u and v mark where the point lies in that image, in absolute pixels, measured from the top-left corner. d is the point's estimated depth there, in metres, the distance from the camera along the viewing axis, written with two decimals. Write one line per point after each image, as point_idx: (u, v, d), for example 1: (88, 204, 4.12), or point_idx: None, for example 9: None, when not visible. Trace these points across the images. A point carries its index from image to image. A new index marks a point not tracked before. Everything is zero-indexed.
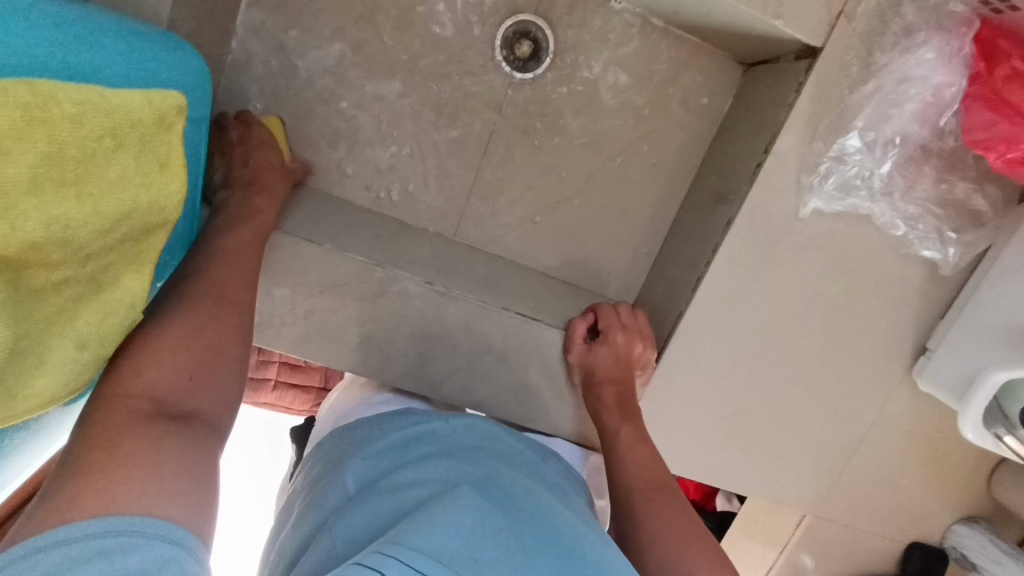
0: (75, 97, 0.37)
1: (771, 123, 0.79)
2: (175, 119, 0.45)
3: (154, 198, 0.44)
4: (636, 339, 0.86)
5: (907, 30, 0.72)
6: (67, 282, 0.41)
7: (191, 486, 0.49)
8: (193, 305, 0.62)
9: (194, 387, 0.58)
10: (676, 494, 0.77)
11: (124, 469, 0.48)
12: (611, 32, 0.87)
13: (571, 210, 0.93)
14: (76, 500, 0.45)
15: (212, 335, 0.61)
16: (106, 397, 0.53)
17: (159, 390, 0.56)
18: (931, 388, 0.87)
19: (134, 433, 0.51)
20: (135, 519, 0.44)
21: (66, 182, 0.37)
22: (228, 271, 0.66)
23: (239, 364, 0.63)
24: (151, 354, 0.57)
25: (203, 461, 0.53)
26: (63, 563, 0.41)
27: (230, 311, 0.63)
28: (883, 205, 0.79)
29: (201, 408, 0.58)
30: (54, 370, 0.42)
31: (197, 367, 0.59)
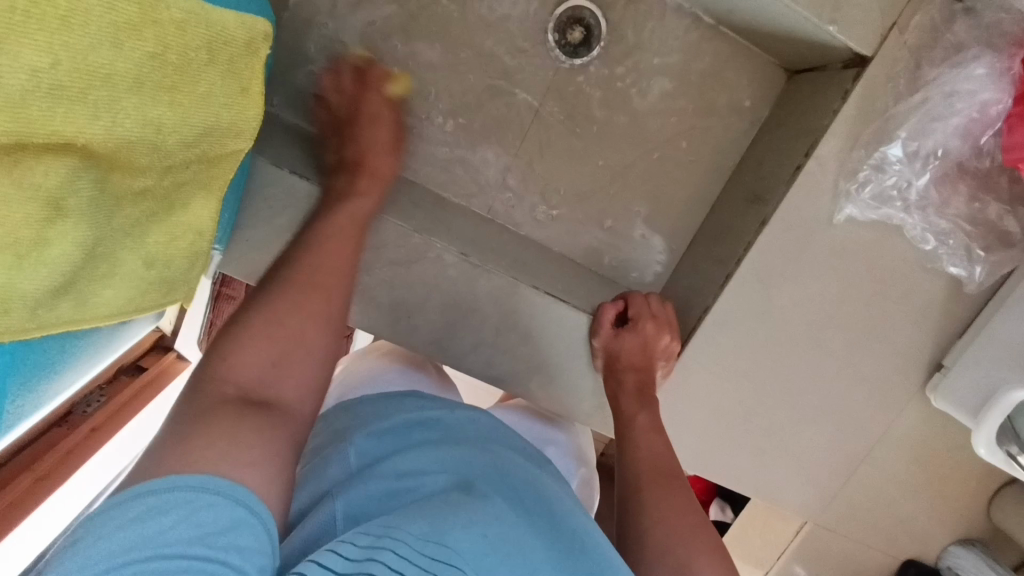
0: (183, 5, 0.38)
1: (814, 128, 0.80)
2: (262, 47, 0.44)
3: (235, 119, 0.44)
4: (665, 330, 0.87)
5: (957, 46, 0.75)
6: (145, 193, 0.42)
7: (264, 459, 0.50)
8: (279, 293, 0.61)
9: (278, 373, 0.57)
10: (685, 484, 0.77)
11: (203, 435, 0.49)
12: (664, 26, 0.88)
13: (605, 198, 0.94)
14: (164, 463, 0.47)
15: (298, 321, 0.60)
16: (197, 380, 0.54)
17: (246, 375, 0.55)
18: (945, 405, 0.87)
19: (216, 413, 0.51)
20: (207, 479, 0.46)
21: (164, 87, 0.38)
22: (320, 261, 0.65)
23: (324, 353, 0.60)
24: (237, 340, 0.57)
25: (279, 442, 0.52)
26: (140, 517, 0.43)
27: (316, 295, 0.62)
28: (916, 217, 0.81)
29: (286, 396, 0.56)
30: (120, 280, 0.43)
31: (282, 354, 0.58)
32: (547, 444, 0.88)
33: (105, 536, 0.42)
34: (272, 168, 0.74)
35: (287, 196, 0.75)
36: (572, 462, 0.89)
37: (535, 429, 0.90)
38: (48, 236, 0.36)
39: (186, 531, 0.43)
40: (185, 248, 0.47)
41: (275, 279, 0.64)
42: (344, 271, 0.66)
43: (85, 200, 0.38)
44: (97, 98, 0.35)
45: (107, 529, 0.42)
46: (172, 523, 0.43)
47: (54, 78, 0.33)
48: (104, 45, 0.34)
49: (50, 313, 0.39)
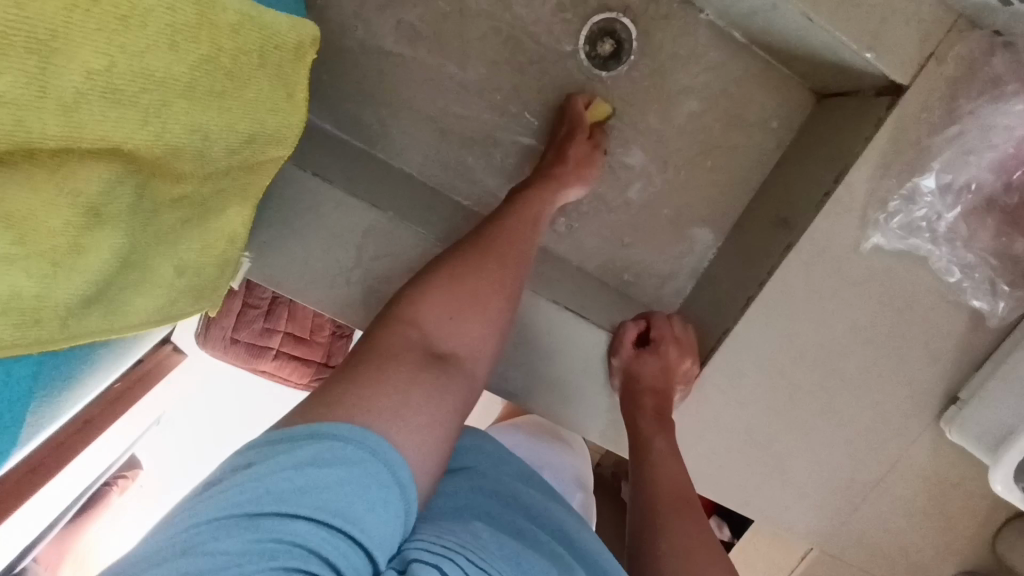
0: (240, 8, 0.39)
1: (845, 154, 0.79)
2: (309, 53, 0.45)
3: (278, 126, 0.45)
4: (684, 353, 0.86)
5: (995, 80, 0.74)
6: (182, 201, 0.43)
7: (427, 432, 0.55)
8: (459, 261, 0.69)
9: (455, 324, 0.66)
10: (700, 510, 0.77)
11: (390, 381, 0.57)
12: (696, 44, 0.87)
13: (626, 213, 0.93)
14: (345, 405, 0.53)
15: (477, 284, 0.68)
16: (389, 319, 0.65)
17: (433, 326, 0.65)
18: (962, 439, 0.86)
19: (405, 358, 0.60)
20: (364, 434, 0.51)
21: (214, 92, 0.39)
22: (487, 236, 0.73)
23: (492, 317, 0.68)
24: (426, 292, 0.67)
25: (438, 404, 0.58)
26: (302, 463, 0.47)
27: (488, 268, 0.70)
28: (943, 249, 0.81)
29: (460, 349, 0.65)
30: (154, 285, 0.45)
31: (461, 311, 0.67)
32: (545, 467, 0.87)
33: (270, 474, 0.46)
34: (296, 170, 0.72)
35: (308, 198, 0.73)
36: (574, 484, 0.88)
37: (535, 450, 0.89)
38: (84, 241, 0.37)
39: (337, 489, 0.47)
40: (213, 254, 0.49)
41: (456, 250, 0.71)
42: (521, 252, 0.74)
43: (126, 208, 0.39)
44: (148, 102, 0.35)
45: (273, 469, 0.47)
46: (327, 477, 0.47)
47: (108, 80, 0.33)
48: (161, 47, 0.35)
49: (87, 315, 0.40)
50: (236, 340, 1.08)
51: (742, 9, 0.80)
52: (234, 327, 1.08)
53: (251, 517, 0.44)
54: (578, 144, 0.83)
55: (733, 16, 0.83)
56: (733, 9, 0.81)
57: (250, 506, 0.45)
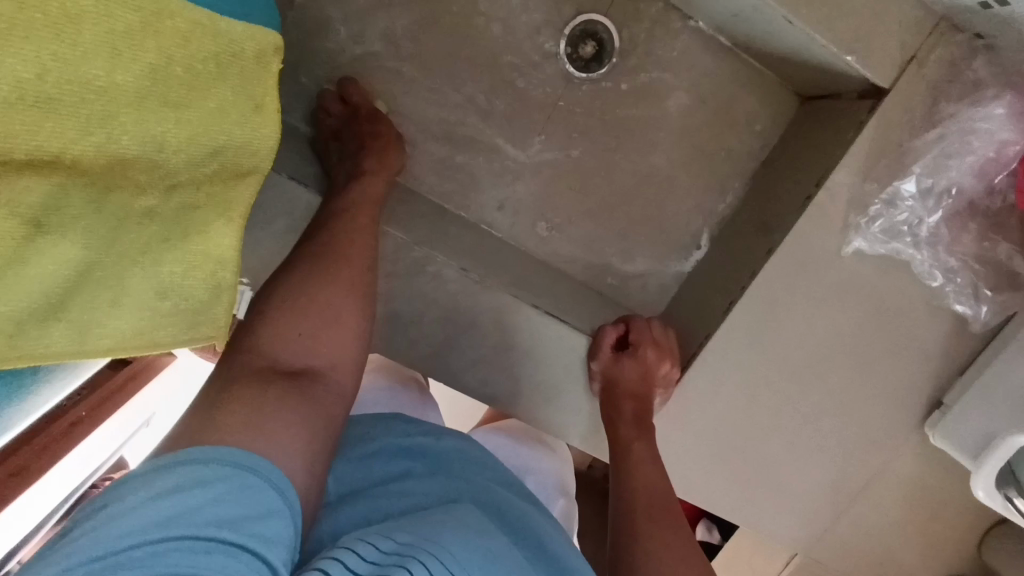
0: (189, 14, 0.39)
1: (826, 157, 0.79)
2: (275, 61, 0.46)
3: (247, 137, 0.45)
4: (664, 357, 0.86)
5: (975, 83, 0.74)
6: (152, 216, 0.43)
7: (289, 437, 0.55)
8: (304, 272, 0.67)
9: (308, 343, 0.63)
10: (679, 516, 0.76)
11: (234, 404, 0.55)
12: (680, 45, 0.87)
13: (608, 216, 0.92)
14: (203, 433, 0.52)
15: (324, 292, 0.66)
16: (233, 350, 0.62)
17: (277, 343, 0.62)
18: (945, 444, 0.85)
19: (245, 382, 0.57)
20: (255, 458, 0.51)
21: (167, 101, 0.39)
22: (333, 236, 0.70)
23: (348, 323, 0.66)
24: (272, 314, 0.64)
25: (298, 413, 0.57)
26: (199, 491, 0.47)
27: (339, 274, 0.67)
28: (925, 253, 0.80)
29: (315, 365, 0.63)
30: (125, 304, 0.44)
31: (315, 328, 0.64)
32: (529, 472, 0.87)
33: (163, 502, 0.45)
34: (270, 172, 0.72)
35: (284, 202, 0.73)
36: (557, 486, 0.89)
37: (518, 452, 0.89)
38: (26, 253, 0.37)
39: (224, 510, 0.47)
40: (203, 278, 0.48)
41: (304, 261, 0.68)
42: (369, 248, 0.71)
43: (83, 220, 0.39)
44: (92, 112, 0.35)
45: (166, 496, 0.46)
46: (230, 502, 0.47)
47: (44, 88, 0.33)
48: (103, 55, 0.35)
49: (44, 331, 0.40)
50: None
51: (724, 12, 0.79)
52: None
53: (147, 548, 0.43)
54: (378, 127, 0.80)
55: (715, 18, 0.82)
56: (715, 12, 0.80)
57: (145, 538, 0.43)
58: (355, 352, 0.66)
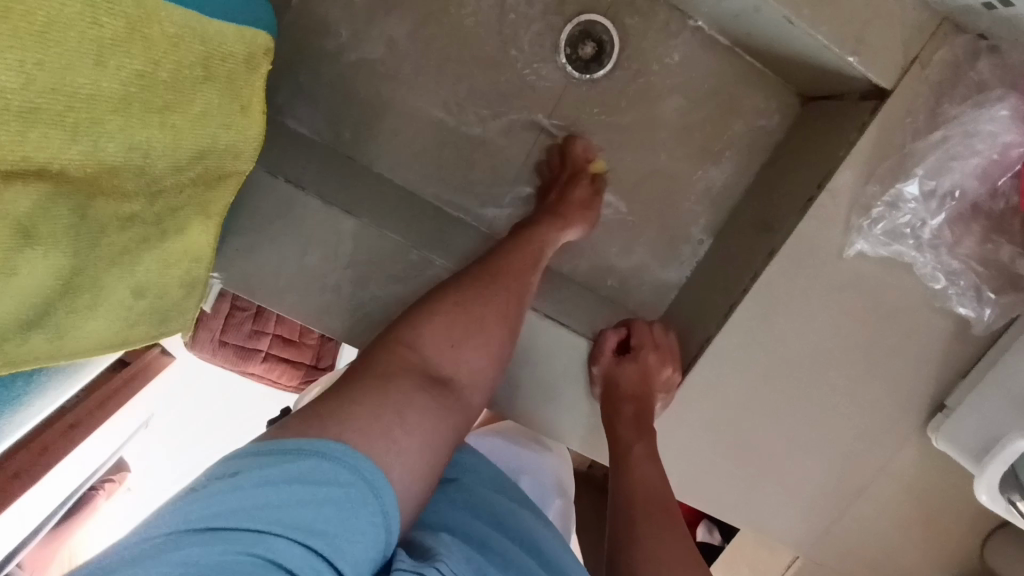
0: (178, 20, 0.39)
1: (828, 159, 0.78)
2: (263, 64, 0.46)
3: (232, 140, 0.46)
4: (665, 360, 0.86)
5: (979, 84, 0.73)
6: (133, 219, 0.44)
7: (418, 453, 0.58)
8: (464, 286, 0.71)
9: (454, 351, 0.68)
10: (677, 516, 0.75)
11: (383, 402, 0.58)
12: (679, 46, 0.86)
13: (608, 218, 0.92)
14: (349, 417, 0.56)
15: (482, 309, 0.70)
16: (392, 342, 0.66)
17: (433, 351, 0.67)
18: (947, 447, 0.84)
19: (398, 377, 0.62)
20: (356, 457, 0.53)
21: (153, 107, 0.39)
22: (497, 262, 0.74)
23: (494, 348, 0.70)
24: (429, 317, 0.68)
25: (430, 428, 0.60)
26: (273, 481, 0.50)
27: (492, 293, 0.71)
28: (928, 255, 0.80)
29: (457, 378, 0.67)
30: (108, 305, 0.46)
31: (462, 339, 0.68)
32: (524, 474, 0.87)
33: (238, 489, 0.48)
34: (268, 176, 0.71)
35: (281, 205, 0.72)
36: (554, 488, 0.89)
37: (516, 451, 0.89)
38: (15, 263, 0.38)
39: (275, 502, 0.49)
40: (179, 276, 0.50)
41: (461, 275, 0.73)
42: (523, 281, 0.74)
43: (66, 227, 0.40)
44: (77, 120, 0.36)
45: (245, 483, 0.49)
46: (284, 492, 0.49)
47: (27, 98, 0.34)
48: (89, 64, 0.36)
49: (28, 332, 0.42)
50: (224, 343, 1.06)
51: (724, 12, 0.79)
52: (223, 330, 1.06)
53: (212, 533, 0.46)
54: (581, 187, 0.84)
55: (716, 19, 0.82)
56: (715, 12, 0.80)
57: (217, 522, 0.47)
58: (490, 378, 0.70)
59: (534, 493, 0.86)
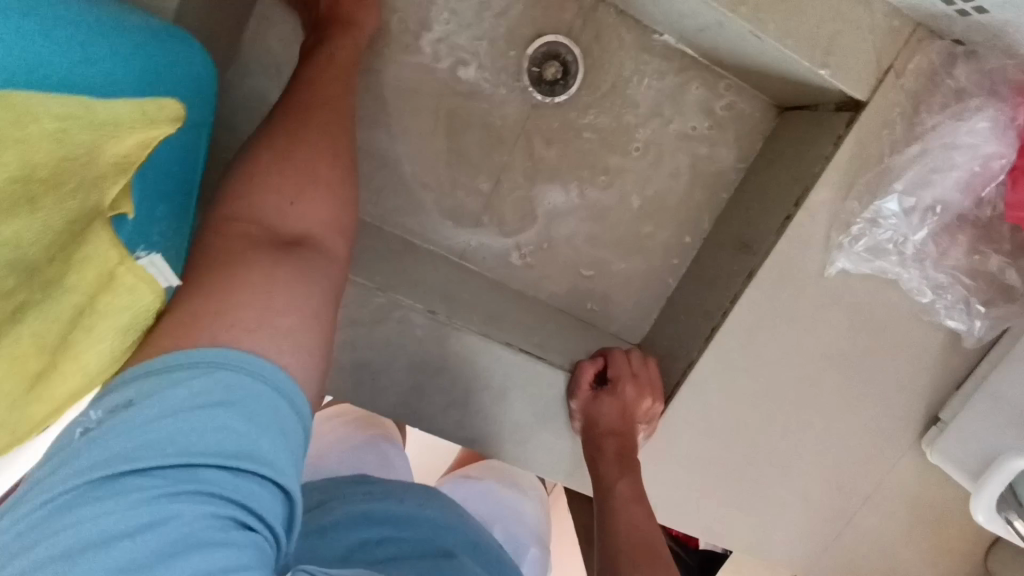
0: (57, 109, 0.34)
1: (805, 174, 0.75)
2: (167, 132, 0.38)
3: (95, 201, 0.38)
4: (646, 392, 0.82)
5: (957, 92, 0.70)
6: (19, 308, 0.35)
7: (303, 327, 0.48)
8: (278, 141, 0.57)
9: (297, 209, 0.55)
10: (666, 560, 0.70)
11: (228, 296, 0.47)
12: (645, 62, 0.84)
13: (583, 241, 0.89)
14: (190, 330, 0.44)
15: (305, 157, 0.57)
16: (221, 222, 0.53)
17: (270, 215, 0.54)
18: (942, 463, 0.81)
19: (240, 258, 0.50)
20: (261, 366, 0.44)
21: (22, 203, 0.33)
22: (298, 105, 0.60)
23: (334, 184, 0.58)
24: (262, 179, 0.55)
25: (307, 293, 0.51)
26: (198, 406, 0.41)
27: (315, 129, 0.58)
28: (913, 270, 0.77)
29: (309, 233, 0.55)
30: (44, 373, 0.37)
31: (300, 193, 0.56)
32: (495, 521, 0.88)
33: (156, 419, 0.39)
34: None
35: None
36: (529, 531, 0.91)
37: (487, 498, 0.90)
38: None
39: (231, 437, 0.41)
40: (115, 311, 0.40)
41: (270, 125, 0.59)
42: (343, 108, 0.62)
43: None
44: None
45: (164, 407, 0.40)
46: (246, 424, 0.42)
47: None
48: None
49: None
50: None
51: (689, 27, 0.76)
52: None
53: (137, 476, 0.39)
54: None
55: (682, 32, 0.79)
56: (681, 26, 0.77)
57: (173, 454, 0.39)
58: (347, 216, 0.58)
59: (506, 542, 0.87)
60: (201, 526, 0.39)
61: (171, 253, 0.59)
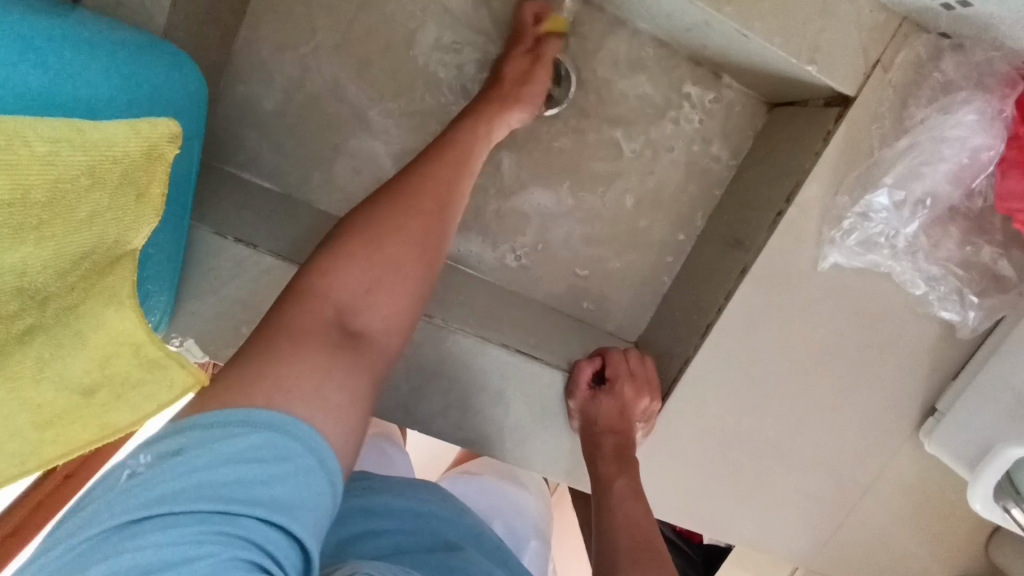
0: (51, 132, 0.33)
1: (795, 170, 0.76)
2: (166, 150, 0.40)
3: (108, 228, 0.39)
4: (643, 389, 0.82)
5: (945, 86, 0.70)
6: (31, 331, 0.37)
7: (353, 419, 0.50)
8: (366, 228, 0.59)
9: (371, 297, 0.57)
10: (663, 556, 0.69)
11: (303, 366, 0.50)
12: (634, 62, 0.84)
13: (578, 241, 0.89)
14: (267, 393, 0.47)
15: (393, 246, 0.59)
16: (301, 288, 0.56)
17: (344, 296, 0.57)
18: (938, 452, 0.82)
19: (316, 334, 0.53)
20: (318, 443, 0.47)
21: (27, 229, 0.33)
22: (409, 188, 0.63)
23: (416, 282, 0.60)
24: (340, 260, 0.57)
25: (360, 387, 0.53)
26: (245, 457, 0.44)
27: (413, 221, 0.61)
28: (905, 262, 0.77)
29: (376, 324, 0.57)
30: (63, 418, 0.39)
31: (378, 280, 0.58)
32: (494, 517, 0.89)
33: (204, 466, 0.43)
34: (213, 237, 0.67)
35: (231, 266, 0.69)
36: (530, 525, 0.91)
37: (487, 495, 0.91)
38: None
39: (269, 490, 0.44)
40: (130, 370, 0.44)
41: (380, 202, 0.62)
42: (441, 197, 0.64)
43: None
44: None
45: (212, 458, 0.43)
46: (283, 482, 0.44)
47: None
48: None
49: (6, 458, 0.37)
50: None
51: (676, 27, 0.76)
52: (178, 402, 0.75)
53: (179, 517, 0.41)
54: (515, 61, 0.78)
55: (669, 32, 0.79)
56: (668, 26, 0.77)
57: (214, 502, 0.42)
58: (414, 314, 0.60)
59: (507, 537, 0.87)
60: (230, 567, 0.41)
61: (166, 267, 0.62)
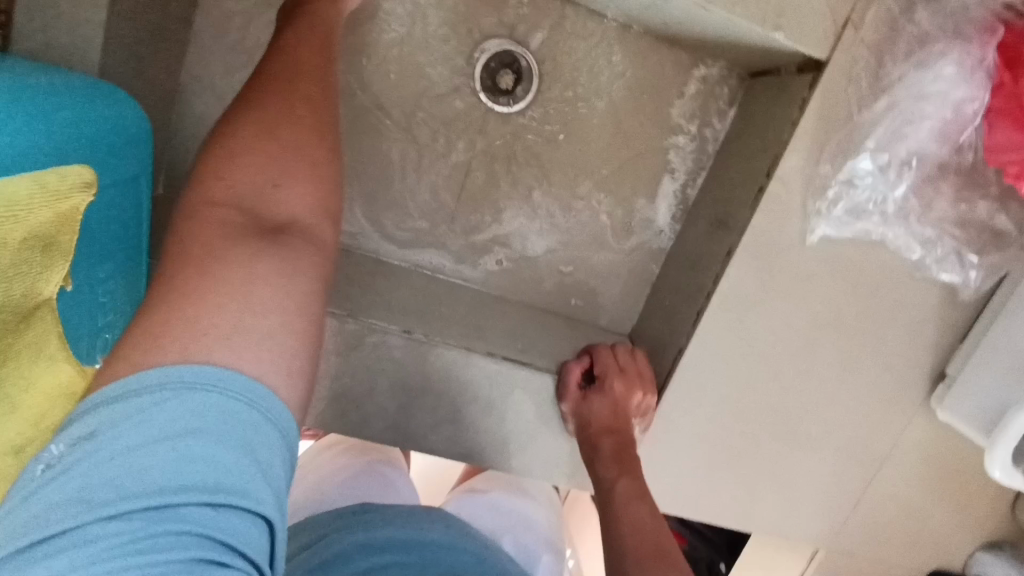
0: None
1: (773, 142, 0.73)
2: (81, 200, 0.39)
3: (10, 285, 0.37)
4: (636, 385, 0.79)
5: (921, 38, 0.67)
6: None
7: (288, 332, 0.41)
8: (248, 110, 0.48)
9: (280, 190, 0.46)
10: (675, 559, 0.67)
11: (208, 295, 0.40)
12: (597, 46, 0.81)
13: (559, 237, 0.86)
14: (157, 340, 0.37)
15: (286, 125, 0.48)
16: (193, 203, 0.44)
17: (245, 197, 0.45)
18: (951, 418, 0.79)
19: (221, 246, 0.42)
20: (249, 385, 0.38)
21: None
22: (284, 66, 0.51)
23: (328, 163, 0.49)
24: (229, 157, 0.46)
25: (296, 298, 0.43)
26: (167, 434, 0.34)
27: (299, 96, 0.49)
28: (897, 227, 0.74)
29: (295, 218, 0.46)
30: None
31: (284, 170, 0.47)
32: (502, 533, 0.88)
33: (119, 454, 0.33)
34: None
35: None
36: (541, 537, 0.90)
37: (495, 510, 0.90)
38: None
39: (208, 468, 0.35)
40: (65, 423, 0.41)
41: (254, 85, 0.50)
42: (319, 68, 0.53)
43: None
44: None
45: (124, 444, 0.34)
46: (226, 454, 0.35)
47: None
48: None
49: None
50: None
51: (635, 6, 0.73)
52: None
53: (102, 523, 0.32)
54: None
55: (628, 12, 0.76)
56: (626, 6, 0.74)
57: (140, 497, 0.33)
58: (336, 197, 0.49)
59: (517, 553, 0.87)
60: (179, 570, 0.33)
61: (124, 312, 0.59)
